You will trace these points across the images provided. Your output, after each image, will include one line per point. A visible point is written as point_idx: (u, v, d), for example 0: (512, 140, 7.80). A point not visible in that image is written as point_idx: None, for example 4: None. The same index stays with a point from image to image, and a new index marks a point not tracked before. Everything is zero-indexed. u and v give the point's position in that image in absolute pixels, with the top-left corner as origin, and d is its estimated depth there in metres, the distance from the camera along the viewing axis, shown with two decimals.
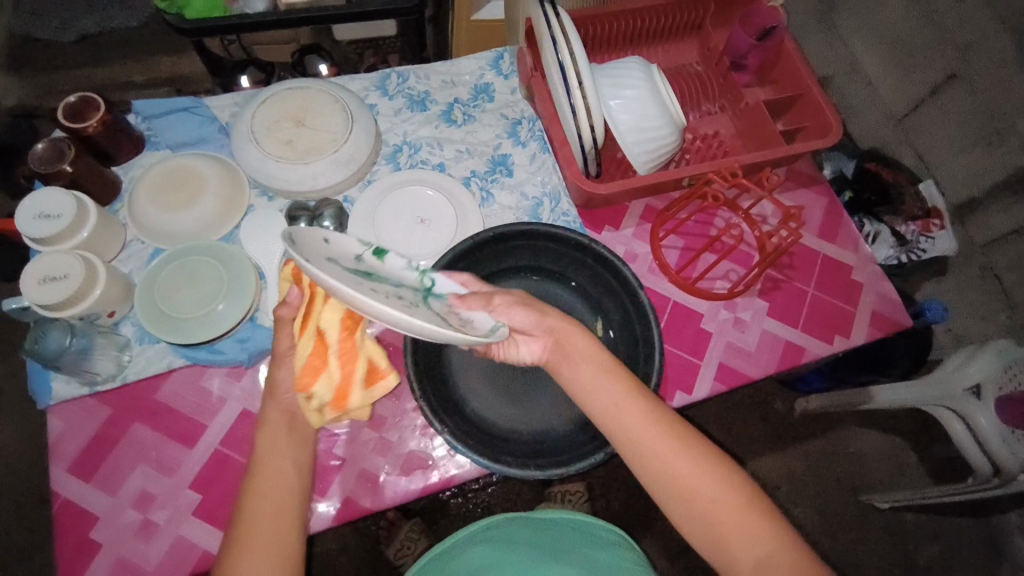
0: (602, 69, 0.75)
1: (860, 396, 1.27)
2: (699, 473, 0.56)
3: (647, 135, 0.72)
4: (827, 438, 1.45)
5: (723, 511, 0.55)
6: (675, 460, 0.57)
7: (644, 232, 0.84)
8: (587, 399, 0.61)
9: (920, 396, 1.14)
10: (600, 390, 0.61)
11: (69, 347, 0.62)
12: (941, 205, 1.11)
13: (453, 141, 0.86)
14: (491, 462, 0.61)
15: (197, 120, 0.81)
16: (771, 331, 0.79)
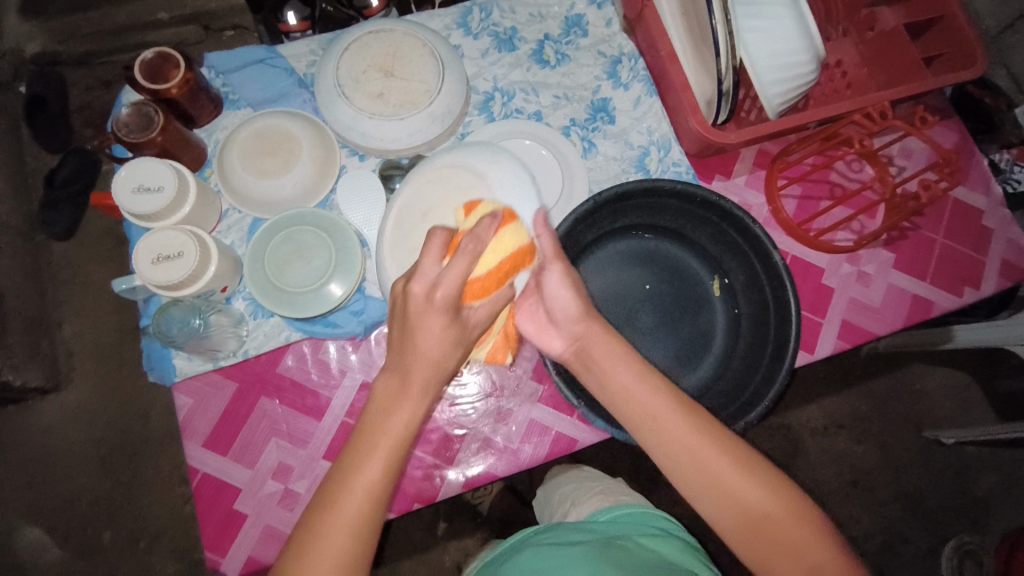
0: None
1: (937, 335, 1.12)
2: (752, 487, 0.51)
3: (787, 77, 0.66)
4: (890, 378, 1.31)
5: (778, 522, 0.50)
6: (730, 478, 0.52)
7: (757, 180, 0.78)
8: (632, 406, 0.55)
9: (1000, 339, 0.97)
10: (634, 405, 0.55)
11: (198, 329, 0.63)
12: None
13: (550, 86, 0.79)
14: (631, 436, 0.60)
15: (275, 73, 0.75)
16: (896, 285, 0.77)
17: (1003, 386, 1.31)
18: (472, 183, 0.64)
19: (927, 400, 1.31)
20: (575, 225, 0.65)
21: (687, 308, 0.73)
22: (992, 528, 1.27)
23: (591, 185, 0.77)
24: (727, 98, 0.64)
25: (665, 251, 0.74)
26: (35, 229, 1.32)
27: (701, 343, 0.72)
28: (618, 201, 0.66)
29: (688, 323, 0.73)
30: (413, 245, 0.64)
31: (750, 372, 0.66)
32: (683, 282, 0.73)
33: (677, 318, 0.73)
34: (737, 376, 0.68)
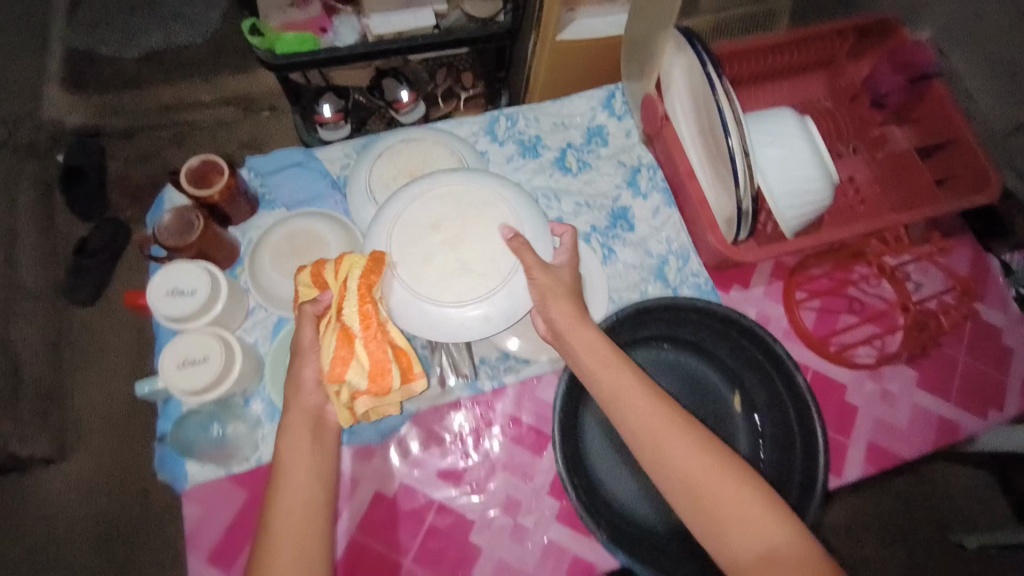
0: (755, 118, 0.69)
1: None
2: (769, 523, 0.52)
3: (803, 202, 0.67)
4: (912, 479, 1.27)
5: (791, 553, 0.50)
6: (750, 509, 0.53)
7: (776, 291, 0.79)
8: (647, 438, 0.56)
9: None
10: (650, 445, 0.56)
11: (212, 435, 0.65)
12: None
13: (572, 193, 0.82)
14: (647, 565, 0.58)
15: (310, 176, 0.78)
16: (921, 405, 0.75)
17: None
18: (489, 201, 0.63)
19: (953, 504, 1.25)
20: None
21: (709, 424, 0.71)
22: None
23: (611, 292, 0.77)
24: (744, 215, 0.65)
25: (685, 365, 0.74)
26: (60, 295, 1.33)
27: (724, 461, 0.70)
28: (641, 315, 0.68)
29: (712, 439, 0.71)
30: (425, 259, 0.61)
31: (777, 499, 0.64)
32: (704, 397, 0.73)
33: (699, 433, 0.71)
34: None
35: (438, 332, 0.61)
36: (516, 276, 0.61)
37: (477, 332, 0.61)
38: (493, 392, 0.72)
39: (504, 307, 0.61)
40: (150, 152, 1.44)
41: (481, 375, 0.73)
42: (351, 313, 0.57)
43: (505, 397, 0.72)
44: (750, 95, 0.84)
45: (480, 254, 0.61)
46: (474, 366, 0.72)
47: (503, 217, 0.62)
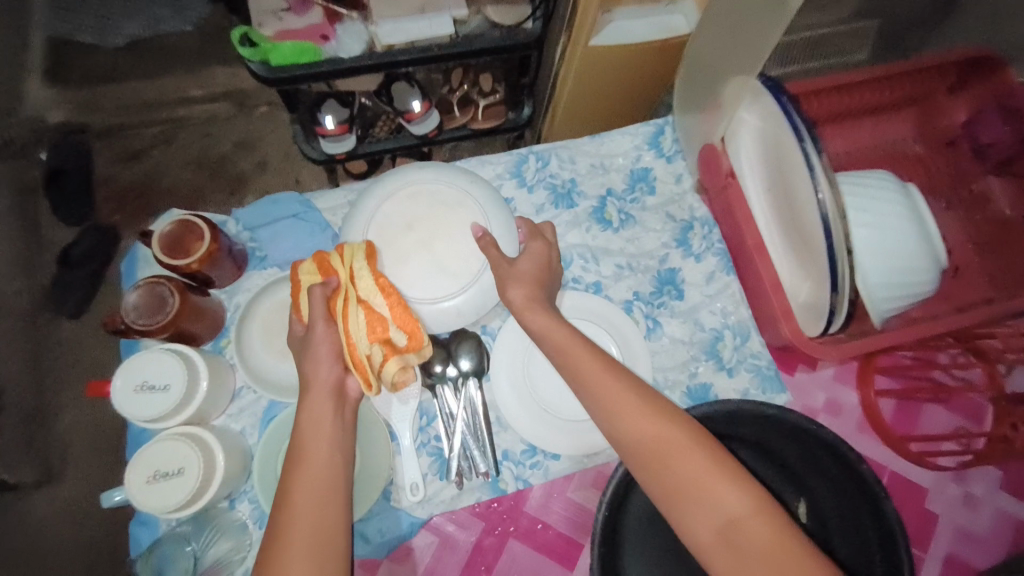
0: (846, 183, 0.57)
1: None
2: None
3: (900, 286, 0.56)
4: None
5: None
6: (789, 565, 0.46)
7: (848, 373, 0.68)
8: (675, 473, 0.50)
9: None
10: (695, 494, 0.50)
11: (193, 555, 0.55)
12: None
13: (613, 253, 0.70)
14: None
15: (307, 228, 0.68)
16: (1009, 512, 0.65)
17: None
18: (458, 202, 0.65)
19: None
20: None
21: None
22: None
23: (655, 372, 0.66)
24: (839, 308, 0.53)
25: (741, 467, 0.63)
26: (42, 309, 1.20)
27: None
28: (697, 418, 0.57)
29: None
30: (399, 258, 0.63)
31: None
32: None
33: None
34: None
35: None
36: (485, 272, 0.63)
37: (450, 326, 0.63)
38: (517, 492, 0.62)
39: (476, 302, 0.62)
40: (144, 148, 1.30)
41: (504, 472, 0.62)
42: (365, 286, 0.56)
43: (532, 497, 0.62)
44: (836, 132, 0.70)
45: (454, 252, 0.63)
46: (496, 462, 0.62)
47: (471, 215, 0.64)
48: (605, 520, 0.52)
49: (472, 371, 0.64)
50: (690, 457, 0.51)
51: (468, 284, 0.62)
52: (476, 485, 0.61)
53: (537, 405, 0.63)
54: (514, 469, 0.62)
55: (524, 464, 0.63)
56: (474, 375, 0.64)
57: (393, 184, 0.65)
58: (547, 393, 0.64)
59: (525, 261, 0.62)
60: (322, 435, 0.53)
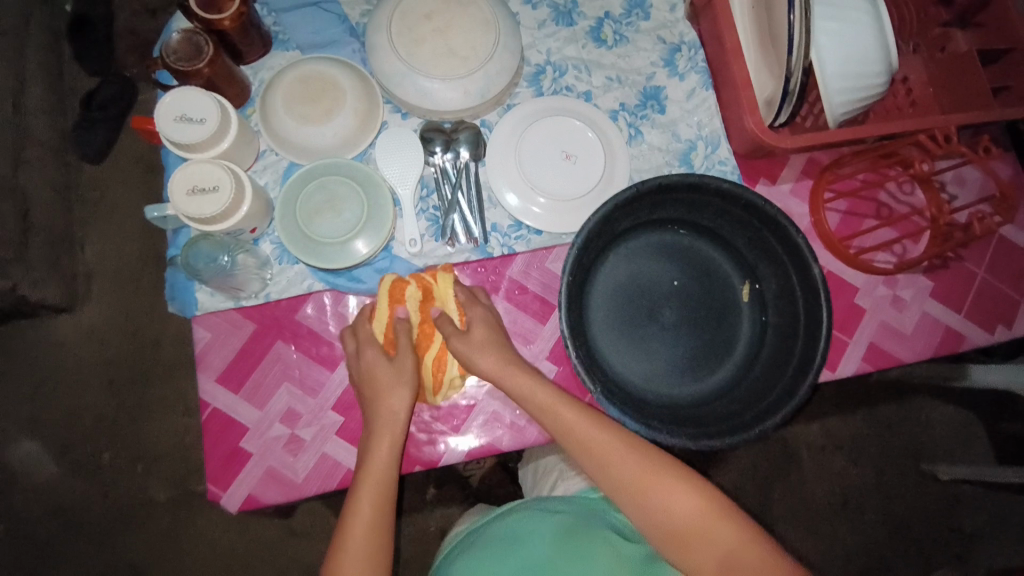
0: None
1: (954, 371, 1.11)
2: None
3: (854, 83, 0.63)
4: (895, 406, 1.30)
5: None
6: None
7: (803, 190, 0.76)
8: (671, 514, 0.56)
9: None
10: (739, 569, 0.53)
11: (224, 266, 0.62)
12: None
13: (604, 67, 0.76)
14: (641, 426, 0.58)
15: (329, 18, 0.74)
16: (933, 316, 0.74)
17: (1007, 428, 1.29)
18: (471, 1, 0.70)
19: (931, 431, 1.30)
20: (616, 208, 0.63)
21: (710, 309, 0.71)
22: (979, 565, 1.26)
23: (632, 173, 0.75)
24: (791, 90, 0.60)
25: (695, 251, 0.73)
26: None
27: (718, 346, 0.70)
28: (660, 191, 0.64)
29: (713, 323, 0.71)
30: (417, 41, 0.69)
31: (770, 385, 0.64)
32: (712, 283, 0.72)
33: (696, 316, 0.71)
34: (752, 391, 0.66)
35: (428, 105, 0.70)
36: (492, 63, 0.70)
37: (460, 109, 0.71)
38: (501, 256, 0.72)
39: (482, 85, 0.70)
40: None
41: (492, 241, 0.72)
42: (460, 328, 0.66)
43: (513, 262, 0.71)
44: None
45: (466, 41, 0.69)
46: (485, 231, 0.71)
47: (485, 12, 0.70)
48: (574, 261, 0.60)
49: (468, 157, 0.72)
50: (720, 533, 0.55)
51: (479, 70, 0.70)
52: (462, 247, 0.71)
53: (525, 185, 0.71)
54: (501, 241, 0.72)
55: (508, 232, 0.72)
56: (471, 160, 0.72)
57: None
58: (535, 174, 0.72)
59: (476, 328, 0.64)
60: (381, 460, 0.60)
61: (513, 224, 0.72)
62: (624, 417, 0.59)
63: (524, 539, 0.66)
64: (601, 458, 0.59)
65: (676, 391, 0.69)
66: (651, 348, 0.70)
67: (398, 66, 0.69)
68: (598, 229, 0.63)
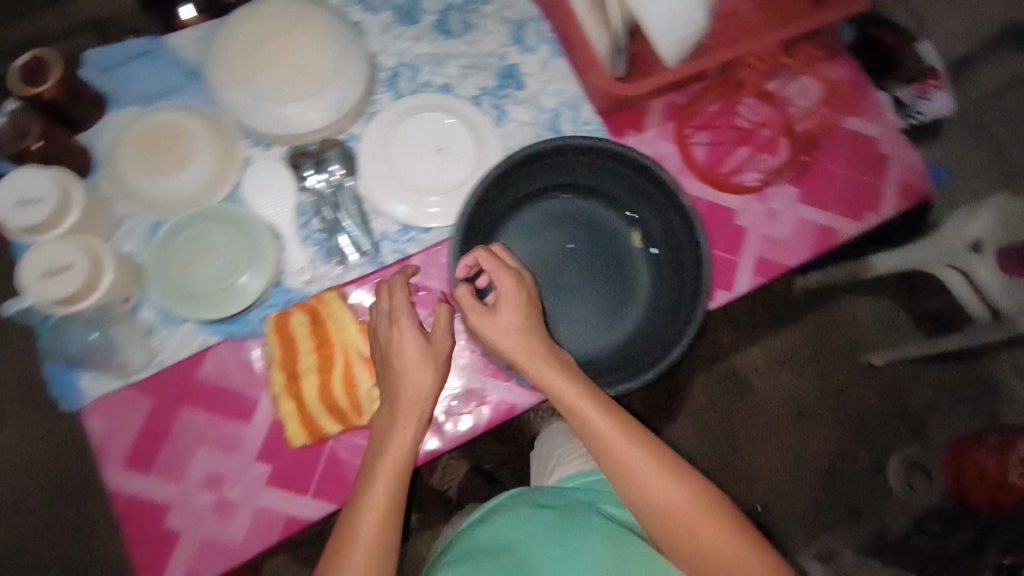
0: None
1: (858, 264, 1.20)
2: None
3: (677, 25, 0.66)
4: (827, 313, 1.30)
5: None
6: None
7: (669, 132, 0.80)
8: (667, 498, 0.55)
9: None
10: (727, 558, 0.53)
11: (97, 342, 0.64)
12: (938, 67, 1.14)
13: (456, 57, 0.77)
14: (558, 390, 0.61)
15: (165, 67, 0.72)
16: (805, 219, 0.80)
17: (931, 306, 1.33)
18: (305, 19, 0.69)
19: (863, 330, 1.30)
20: (489, 188, 0.65)
21: (608, 262, 0.75)
22: None
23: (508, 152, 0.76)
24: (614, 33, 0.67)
25: (584, 210, 0.75)
26: None
27: (623, 295, 0.74)
28: (527, 162, 0.67)
29: (613, 274, 0.74)
30: (257, 69, 0.68)
31: (672, 318, 0.68)
32: (604, 237, 0.75)
33: (597, 271, 0.74)
34: (656, 329, 0.70)
35: (286, 130, 0.69)
36: (342, 76, 0.70)
37: (321, 127, 0.70)
38: (395, 261, 0.71)
39: (337, 100, 0.70)
40: None
41: (383, 249, 0.72)
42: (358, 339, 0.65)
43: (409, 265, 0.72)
44: None
45: (309, 59, 0.68)
46: (374, 242, 0.71)
47: (321, 28, 0.69)
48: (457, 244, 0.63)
49: (342, 171, 0.72)
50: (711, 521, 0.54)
51: (329, 86, 0.69)
52: (355, 261, 0.71)
53: (403, 186, 0.72)
54: (394, 247, 0.72)
55: (399, 236, 0.72)
56: (346, 176, 0.72)
57: (241, 11, 0.69)
58: (412, 175, 0.73)
59: (504, 306, 0.59)
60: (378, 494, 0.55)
61: (402, 227, 0.72)
62: (539, 384, 0.62)
63: (519, 537, 0.60)
64: (618, 446, 0.57)
65: (595, 345, 0.72)
66: (566, 312, 0.73)
67: (246, 100, 0.68)
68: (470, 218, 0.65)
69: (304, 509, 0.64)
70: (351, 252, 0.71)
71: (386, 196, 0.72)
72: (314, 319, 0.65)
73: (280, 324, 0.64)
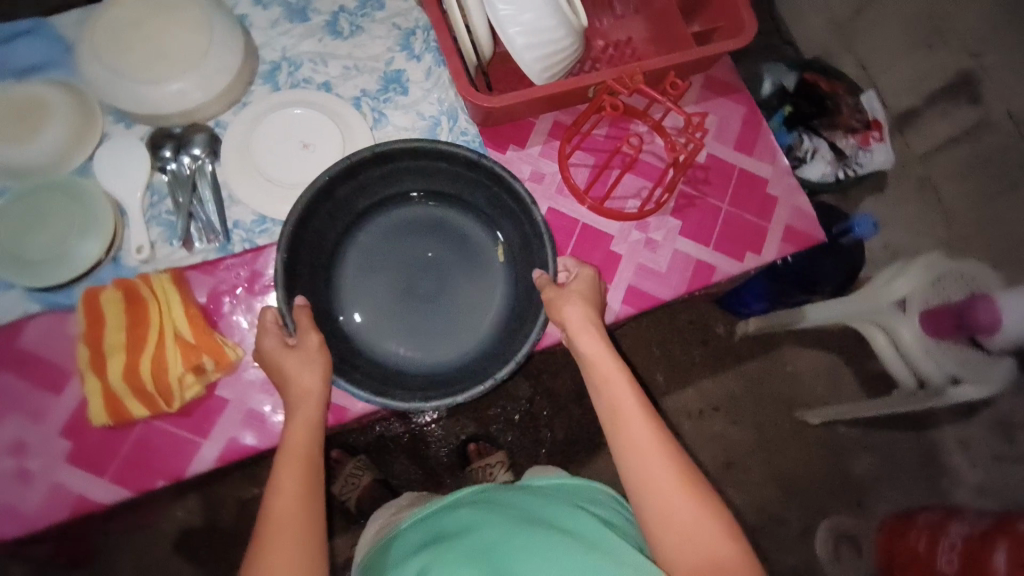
0: None
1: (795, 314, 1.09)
2: None
3: (535, 42, 0.66)
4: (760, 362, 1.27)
5: None
6: None
7: (553, 150, 0.79)
8: (661, 489, 0.50)
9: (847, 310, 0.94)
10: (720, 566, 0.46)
11: None
12: (881, 117, 1.08)
13: (340, 57, 0.77)
14: (368, 396, 0.59)
15: (43, 39, 0.72)
16: (683, 252, 0.78)
17: (870, 366, 1.27)
18: (179, 5, 0.69)
19: (798, 382, 1.27)
20: (332, 184, 0.62)
21: (465, 271, 0.73)
22: (875, 510, 1.23)
23: None
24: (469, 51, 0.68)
25: (446, 218, 0.74)
26: None
27: (476, 306, 0.72)
28: (383, 161, 0.64)
29: (472, 287, 0.73)
30: (122, 48, 0.67)
31: (517, 335, 0.66)
32: (465, 246, 0.74)
33: (453, 281, 0.73)
34: (501, 343, 0.69)
35: (145, 110, 0.68)
36: (208, 60, 0.69)
37: (184, 110, 0.69)
38: (243, 252, 0.70)
39: (201, 83, 0.69)
40: None
41: (234, 237, 0.71)
42: (178, 319, 0.63)
43: (258, 256, 0.70)
44: None
45: (176, 43, 0.68)
46: (225, 228, 0.70)
47: (193, 14, 0.69)
48: (286, 241, 0.58)
49: (204, 155, 0.71)
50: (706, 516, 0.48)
51: (193, 68, 0.68)
52: (201, 245, 0.70)
53: (262, 177, 0.71)
54: (247, 238, 0.71)
55: (252, 225, 0.71)
56: (207, 160, 0.71)
57: None
58: (274, 168, 0.72)
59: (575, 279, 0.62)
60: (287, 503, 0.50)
61: (255, 217, 0.71)
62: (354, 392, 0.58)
63: (484, 520, 0.55)
64: (641, 438, 0.52)
65: (438, 353, 0.71)
66: (415, 317, 0.71)
67: (102, 75, 0.67)
68: (300, 227, 0.61)
69: (99, 490, 0.62)
70: (200, 237, 0.70)
71: (239, 185, 0.70)
72: (133, 297, 0.63)
73: (96, 299, 0.63)
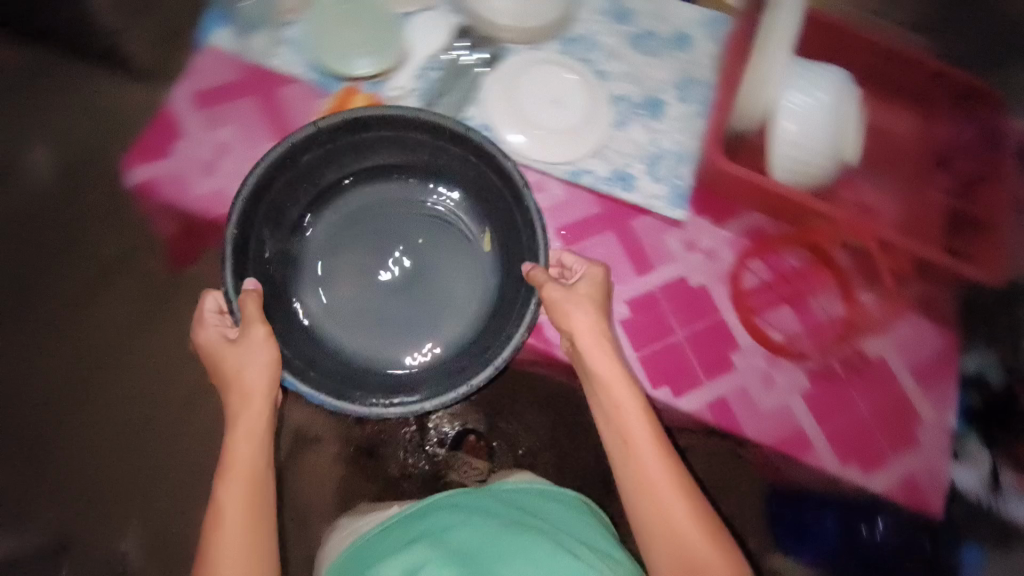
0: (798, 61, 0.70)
1: None
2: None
3: (795, 146, 0.69)
4: None
5: None
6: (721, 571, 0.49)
7: (739, 244, 0.79)
8: (642, 475, 0.54)
9: None
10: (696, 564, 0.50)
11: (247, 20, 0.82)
12: None
13: (628, 63, 0.85)
14: (324, 397, 0.60)
15: None
16: (793, 412, 0.74)
17: None
18: None
19: None
20: (297, 149, 0.65)
21: (449, 272, 0.76)
22: None
23: (603, 147, 0.81)
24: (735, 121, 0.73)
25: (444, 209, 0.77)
26: None
27: (456, 296, 0.76)
28: (377, 125, 0.67)
29: (454, 270, 0.76)
30: None
31: (475, 367, 0.68)
32: (440, 226, 0.77)
33: (432, 265, 0.77)
34: (471, 353, 0.71)
35: (470, 8, 0.82)
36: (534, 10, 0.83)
37: (495, 26, 0.83)
38: None
39: (520, 16, 0.83)
40: None
41: None
42: None
43: None
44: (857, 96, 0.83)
45: None
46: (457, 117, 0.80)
47: None
48: (251, 182, 0.62)
49: (482, 61, 0.83)
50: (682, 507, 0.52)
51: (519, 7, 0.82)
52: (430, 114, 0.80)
53: (509, 105, 0.81)
54: None
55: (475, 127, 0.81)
56: (482, 65, 0.83)
57: None
58: (523, 105, 0.82)
59: (582, 282, 0.63)
60: (239, 498, 0.54)
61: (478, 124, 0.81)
62: (306, 389, 0.60)
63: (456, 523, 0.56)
64: (652, 472, 0.54)
65: (409, 362, 0.74)
66: (394, 304, 0.75)
67: None
68: (259, 191, 0.64)
69: None
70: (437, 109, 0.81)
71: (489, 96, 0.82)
72: None
73: (348, 98, 0.80)
